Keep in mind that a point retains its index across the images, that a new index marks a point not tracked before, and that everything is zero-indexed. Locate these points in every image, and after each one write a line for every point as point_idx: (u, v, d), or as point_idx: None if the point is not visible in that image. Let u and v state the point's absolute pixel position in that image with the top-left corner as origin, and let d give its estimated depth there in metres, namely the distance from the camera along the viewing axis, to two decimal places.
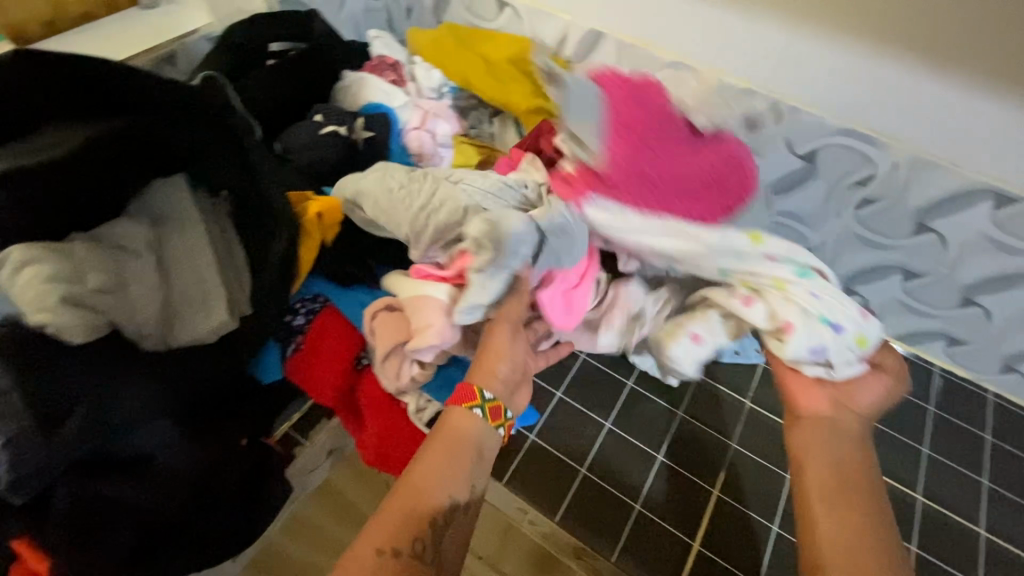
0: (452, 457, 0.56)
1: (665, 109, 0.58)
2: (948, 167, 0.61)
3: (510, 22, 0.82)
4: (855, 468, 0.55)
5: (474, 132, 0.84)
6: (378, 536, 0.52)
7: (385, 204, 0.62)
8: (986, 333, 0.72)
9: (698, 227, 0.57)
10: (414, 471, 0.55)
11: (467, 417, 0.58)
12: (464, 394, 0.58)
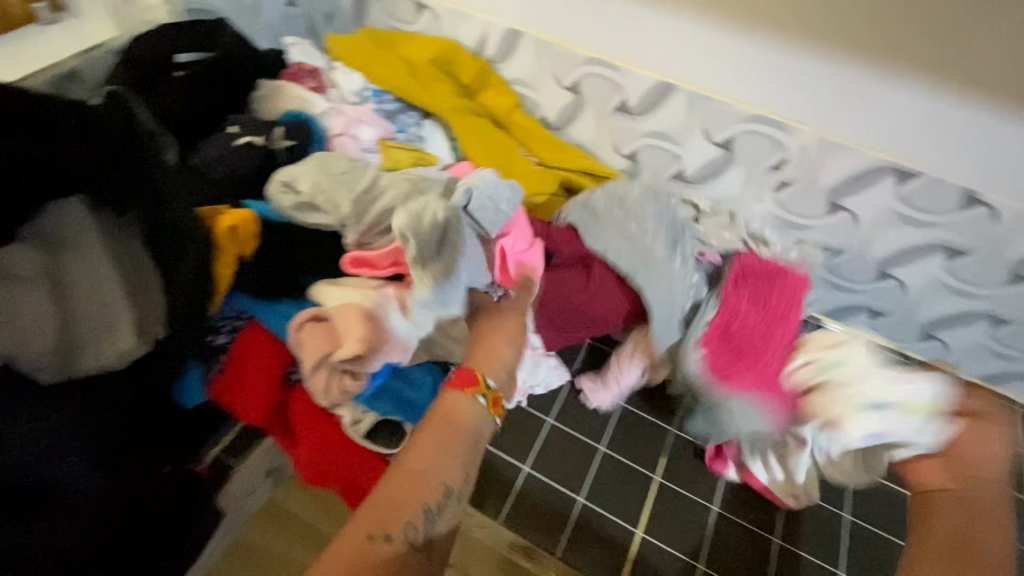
0: (445, 436, 0.60)
1: (766, 349, 0.68)
2: (851, 147, 0.68)
3: (429, 24, 0.84)
4: (973, 532, 0.60)
5: (401, 136, 0.83)
6: (372, 512, 0.54)
7: (329, 184, 0.66)
8: (902, 303, 0.79)
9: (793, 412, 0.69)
10: (416, 449, 0.59)
11: (462, 402, 0.63)
12: (465, 380, 0.64)
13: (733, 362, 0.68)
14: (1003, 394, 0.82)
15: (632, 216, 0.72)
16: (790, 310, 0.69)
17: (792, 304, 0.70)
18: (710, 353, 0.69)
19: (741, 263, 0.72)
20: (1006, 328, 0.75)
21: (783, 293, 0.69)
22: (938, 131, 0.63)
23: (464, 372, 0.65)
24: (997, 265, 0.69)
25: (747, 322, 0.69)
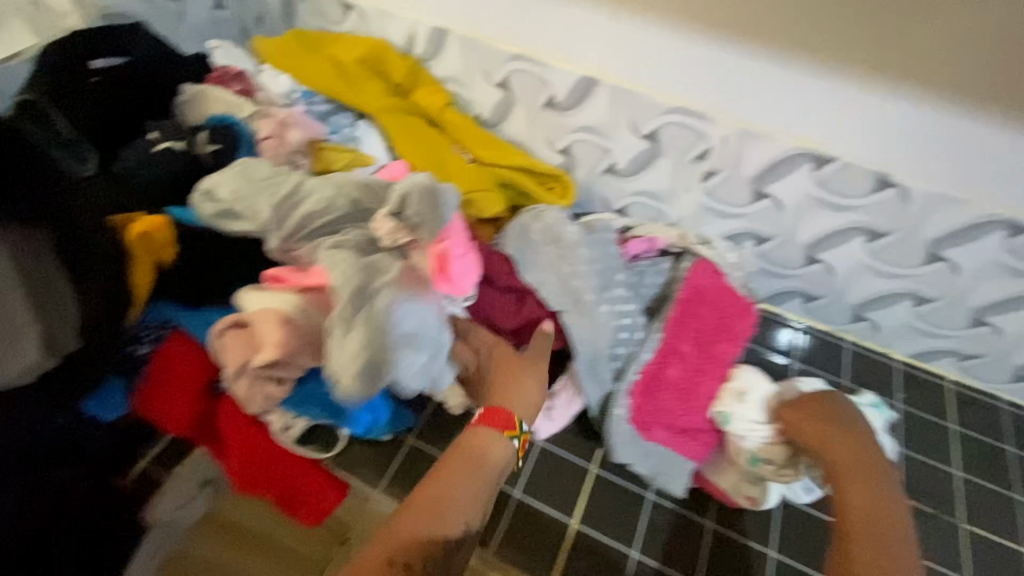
0: (468, 472, 0.55)
1: (699, 391, 0.67)
2: (768, 135, 0.69)
3: (358, 25, 0.84)
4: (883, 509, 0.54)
5: (337, 136, 0.84)
6: (390, 546, 0.48)
7: (246, 192, 0.65)
8: (832, 286, 0.80)
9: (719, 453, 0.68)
10: (438, 486, 0.53)
11: (491, 439, 0.58)
12: (497, 418, 0.60)
13: (664, 401, 0.68)
14: (933, 371, 0.84)
15: (564, 257, 0.71)
16: (730, 345, 0.70)
17: (731, 337, 0.71)
18: (639, 408, 0.68)
19: (695, 284, 0.73)
20: (928, 306, 0.77)
21: (723, 325, 0.71)
22: (847, 116, 0.65)
23: (493, 408, 0.61)
24: (914, 245, 0.71)
25: (685, 357, 0.69)
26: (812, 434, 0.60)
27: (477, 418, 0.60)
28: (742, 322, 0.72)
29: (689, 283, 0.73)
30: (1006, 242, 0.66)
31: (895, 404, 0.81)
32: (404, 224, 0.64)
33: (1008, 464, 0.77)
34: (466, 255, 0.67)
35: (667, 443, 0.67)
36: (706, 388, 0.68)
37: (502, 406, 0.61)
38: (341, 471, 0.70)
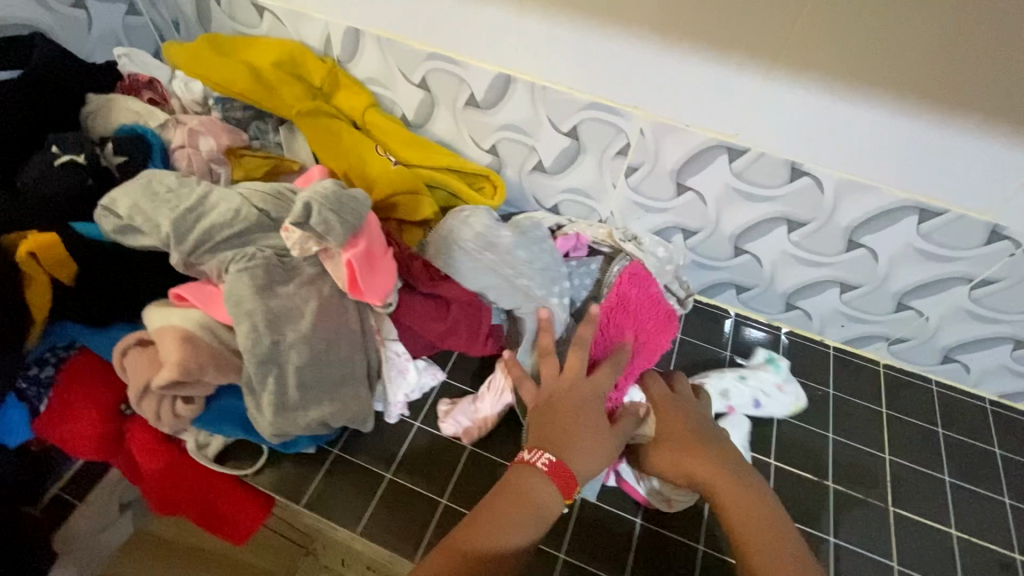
0: (527, 522, 0.53)
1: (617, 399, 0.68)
2: (682, 128, 0.69)
3: (273, 27, 0.82)
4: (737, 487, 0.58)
5: (258, 143, 0.84)
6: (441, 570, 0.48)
7: (144, 205, 0.62)
8: (761, 277, 0.81)
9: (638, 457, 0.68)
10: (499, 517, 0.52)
11: (553, 491, 0.55)
12: (565, 480, 0.55)
13: None
14: (866, 356, 0.85)
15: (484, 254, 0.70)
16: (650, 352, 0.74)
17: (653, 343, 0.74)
18: None
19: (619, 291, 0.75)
20: (854, 293, 0.77)
21: (648, 332, 0.74)
22: (756, 108, 0.65)
23: (564, 468, 0.56)
24: (833, 233, 0.71)
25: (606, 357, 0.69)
26: (667, 454, 0.62)
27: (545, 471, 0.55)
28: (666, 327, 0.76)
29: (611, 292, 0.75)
30: (918, 226, 0.66)
31: (827, 390, 0.82)
32: (312, 232, 0.62)
33: (936, 444, 0.78)
34: (383, 257, 0.66)
35: None
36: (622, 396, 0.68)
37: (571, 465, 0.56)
38: (269, 486, 0.66)
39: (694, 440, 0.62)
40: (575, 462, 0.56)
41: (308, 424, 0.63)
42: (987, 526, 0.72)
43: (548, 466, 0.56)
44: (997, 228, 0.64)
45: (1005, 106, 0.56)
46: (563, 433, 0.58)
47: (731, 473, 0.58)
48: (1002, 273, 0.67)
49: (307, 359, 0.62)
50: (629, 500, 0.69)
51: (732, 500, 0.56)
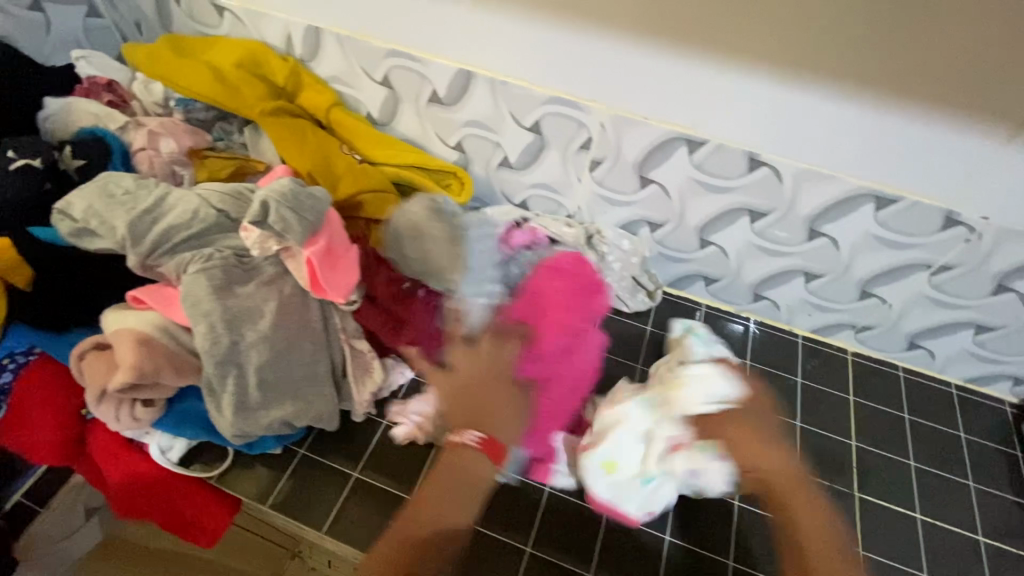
0: (465, 493, 0.55)
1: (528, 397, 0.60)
2: (641, 121, 0.69)
3: (234, 26, 0.82)
4: (803, 495, 0.55)
5: (222, 144, 0.84)
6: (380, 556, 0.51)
7: (100, 208, 0.62)
8: (728, 268, 0.81)
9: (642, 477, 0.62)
10: (425, 499, 0.55)
11: (483, 464, 0.56)
12: (495, 452, 0.56)
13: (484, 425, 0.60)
14: (835, 345, 0.86)
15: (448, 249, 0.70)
16: (568, 353, 0.63)
17: (574, 342, 0.64)
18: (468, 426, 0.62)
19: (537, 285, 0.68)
20: (818, 282, 0.78)
21: (553, 325, 0.63)
22: (713, 99, 0.65)
23: (495, 445, 0.56)
24: (795, 222, 0.71)
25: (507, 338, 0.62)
26: (746, 442, 0.57)
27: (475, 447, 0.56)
28: (590, 331, 0.67)
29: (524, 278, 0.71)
30: (875, 214, 0.67)
31: (796, 379, 0.82)
32: (270, 232, 0.62)
33: (902, 430, 0.79)
34: (345, 256, 0.65)
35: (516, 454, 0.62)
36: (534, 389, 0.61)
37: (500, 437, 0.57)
38: (236, 487, 0.66)
39: (772, 437, 0.58)
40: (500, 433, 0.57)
41: (270, 424, 0.63)
42: (951, 509, 0.73)
43: (479, 444, 0.56)
44: (952, 214, 0.64)
45: (950, 92, 0.57)
46: (485, 411, 0.57)
47: (801, 479, 0.56)
48: (961, 259, 0.68)
49: (267, 359, 0.62)
50: None
51: (801, 510, 0.54)
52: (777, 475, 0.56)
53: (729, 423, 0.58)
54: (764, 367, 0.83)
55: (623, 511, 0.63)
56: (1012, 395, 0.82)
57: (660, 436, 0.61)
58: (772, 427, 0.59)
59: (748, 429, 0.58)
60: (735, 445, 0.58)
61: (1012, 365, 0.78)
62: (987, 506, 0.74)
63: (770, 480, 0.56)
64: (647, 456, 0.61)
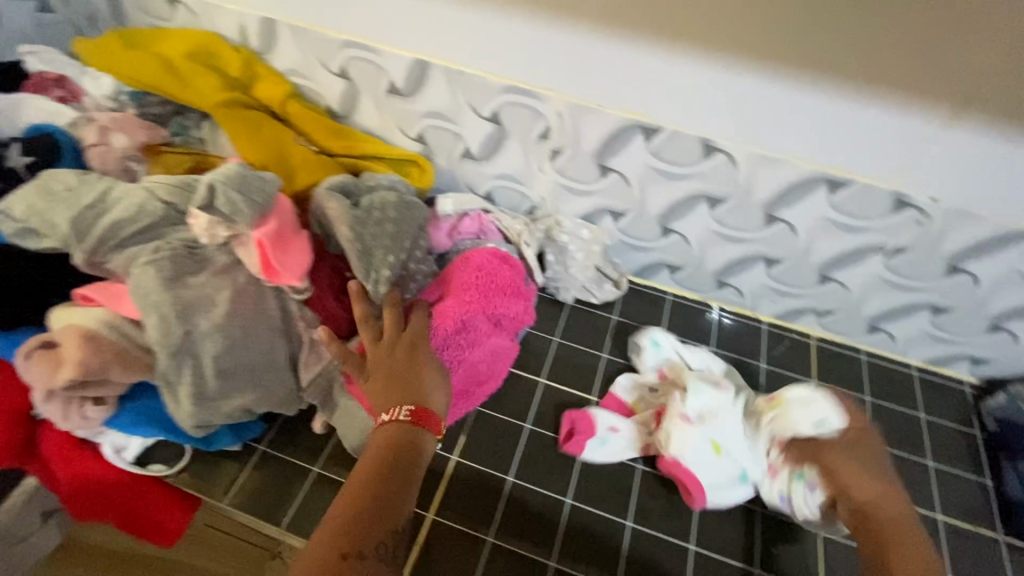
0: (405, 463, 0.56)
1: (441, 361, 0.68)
2: (597, 108, 0.69)
3: (188, 19, 0.81)
4: (899, 514, 0.56)
5: (179, 139, 0.82)
6: (333, 538, 0.50)
7: (42, 206, 0.61)
8: (690, 255, 0.82)
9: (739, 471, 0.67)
10: (368, 475, 0.55)
11: (419, 433, 0.58)
12: (430, 419, 0.59)
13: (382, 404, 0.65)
14: (798, 330, 0.87)
15: None
16: (470, 346, 0.69)
17: (478, 338, 0.70)
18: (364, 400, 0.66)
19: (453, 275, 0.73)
20: (779, 268, 0.78)
21: (463, 299, 0.71)
22: (665, 84, 0.65)
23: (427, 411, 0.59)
24: (752, 208, 0.72)
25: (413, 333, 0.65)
26: (854, 469, 0.59)
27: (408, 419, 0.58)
28: (491, 332, 0.73)
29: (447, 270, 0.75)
30: (829, 197, 0.67)
31: (759, 364, 0.83)
32: (218, 217, 0.64)
33: (863, 412, 0.80)
34: (296, 239, 0.67)
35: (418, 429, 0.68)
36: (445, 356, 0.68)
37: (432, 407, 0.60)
38: (194, 484, 0.66)
39: (879, 467, 0.60)
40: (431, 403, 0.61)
41: (231, 414, 0.62)
42: (910, 488, 0.74)
43: (411, 415, 0.59)
44: (902, 195, 0.65)
45: (893, 72, 0.58)
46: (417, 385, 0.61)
47: (894, 498, 0.58)
48: (912, 241, 0.68)
49: (222, 350, 0.61)
50: (560, 480, 0.69)
51: (899, 547, 0.53)
52: (885, 506, 0.57)
53: (829, 449, 0.61)
54: (728, 353, 0.84)
55: (720, 500, 0.67)
56: (971, 376, 0.83)
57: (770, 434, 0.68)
58: (861, 456, 0.61)
59: (860, 451, 0.61)
60: (848, 463, 0.60)
61: (970, 346, 0.79)
62: (946, 484, 0.75)
63: (872, 511, 0.57)
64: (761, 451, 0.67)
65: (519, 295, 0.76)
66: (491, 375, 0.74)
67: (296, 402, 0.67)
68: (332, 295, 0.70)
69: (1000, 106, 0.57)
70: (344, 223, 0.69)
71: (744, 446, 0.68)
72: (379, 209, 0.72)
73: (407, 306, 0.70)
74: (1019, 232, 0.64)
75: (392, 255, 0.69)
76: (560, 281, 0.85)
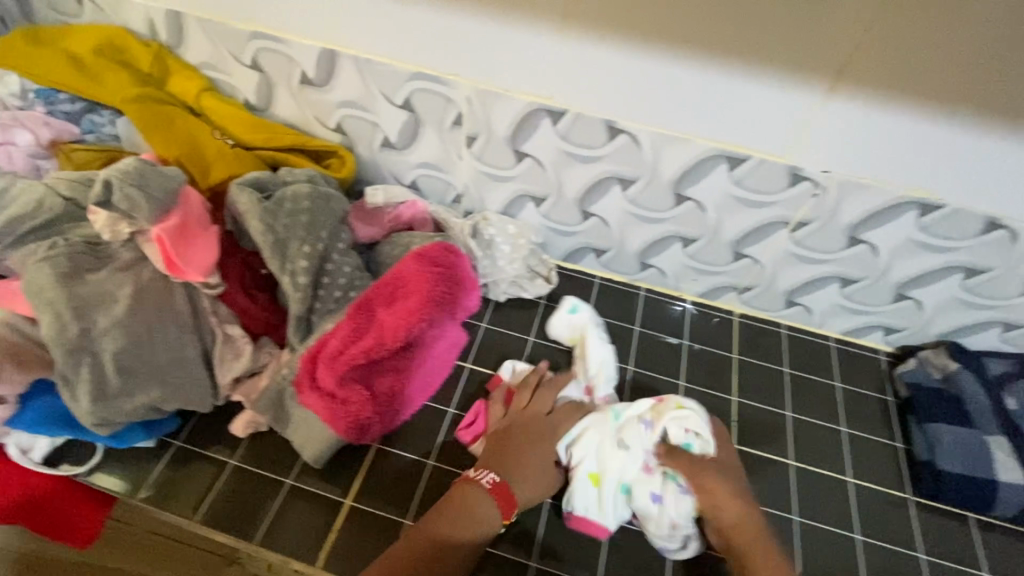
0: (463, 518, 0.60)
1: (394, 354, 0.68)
2: (502, 94, 0.70)
3: (96, 15, 0.80)
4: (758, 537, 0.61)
5: (91, 136, 0.81)
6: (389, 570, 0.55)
7: None
8: (612, 237, 0.83)
9: (620, 483, 0.65)
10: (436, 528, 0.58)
11: (492, 507, 0.61)
12: (506, 501, 0.62)
13: (336, 407, 0.64)
14: (723, 307, 0.89)
15: (318, 227, 0.69)
16: (428, 344, 0.71)
17: (438, 335, 0.72)
18: (319, 405, 0.65)
19: (400, 271, 0.71)
20: (695, 246, 0.80)
21: (415, 292, 0.69)
22: (563, 68, 0.67)
23: (507, 489, 0.62)
24: (661, 188, 0.74)
25: (370, 336, 0.67)
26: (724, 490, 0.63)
27: (487, 488, 0.62)
28: (456, 323, 0.76)
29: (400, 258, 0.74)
30: (729, 173, 0.70)
31: (682, 341, 0.85)
32: (118, 214, 0.64)
33: (783, 384, 0.82)
34: (201, 234, 0.66)
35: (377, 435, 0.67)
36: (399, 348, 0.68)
37: (517, 494, 0.63)
38: (105, 483, 0.65)
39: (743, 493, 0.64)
40: (516, 491, 0.63)
41: (135, 411, 0.61)
42: (825, 455, 0.77)
43: (491, 486, 0.62)
44: (796, 169, 0.67)
45: (773, 48, 0.59)
46: (521, 467, 0.64)
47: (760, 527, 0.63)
48: (814, 214, 0.71)
49: (123, 345, 0.61)
50: None
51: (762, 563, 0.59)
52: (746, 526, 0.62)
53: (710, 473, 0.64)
54: (653, 333, 0.85)
55: (599, 522, 0.64)
56: (886, 344, 0.86)
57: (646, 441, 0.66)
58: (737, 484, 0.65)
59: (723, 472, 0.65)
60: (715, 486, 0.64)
61: (880, 315, 0.82)
62: (860, 450, 0.78)
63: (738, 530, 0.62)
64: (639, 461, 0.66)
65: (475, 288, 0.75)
66: (443, 367, 0.74)
67: (211, 400, 0.66)
68: (245, 293, 0.69)
69: (874, 78, 0.59)
70: (254, 216, 0.67)
71: (626, 463, 0.65)
72: (291, 202, 0.70)
73: (355, 309, 0.68)
74: (907, 199, 0.67)
75: (308, 245, 0.68)
76: (492, 276, 0.84)
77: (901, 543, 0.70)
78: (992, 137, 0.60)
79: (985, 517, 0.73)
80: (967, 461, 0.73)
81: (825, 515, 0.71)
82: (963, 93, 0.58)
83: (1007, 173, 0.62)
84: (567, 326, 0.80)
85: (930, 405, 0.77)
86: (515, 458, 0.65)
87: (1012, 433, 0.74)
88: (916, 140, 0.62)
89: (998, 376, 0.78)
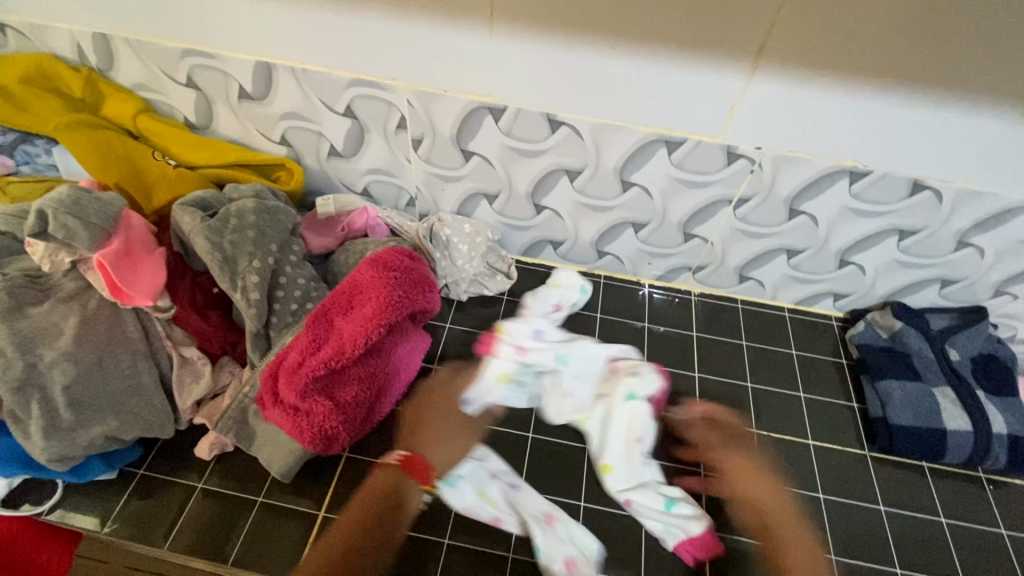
0: (388, 507, 0.60)
1: (358, 362, 0.67)
2: (442, 94, 0.72)
3: (20, 43, 0.78)
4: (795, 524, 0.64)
5: (26, 168, 0.79)
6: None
7: None
8: (566, 228, 0.84)
9: (583, 386, 0.75)
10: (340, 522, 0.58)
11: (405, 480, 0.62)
12: (419, 471, 0.63)
13: (302, 419, 0.64)
14: (679, 288, 0.91)
15: (269, 242, 0.69)
16: (393, 348, 0.71)
17: (395, 339, 0.71)
18: (284, 420, 0.64)
19: (355, 279, 0.70)
20: (646, 231, 0.82)
21: (371, 298, 0.68)
22: (498, 66, 0.68)
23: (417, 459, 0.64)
24: (607, 176, 0.76)
25: (329, 346, 0.66)
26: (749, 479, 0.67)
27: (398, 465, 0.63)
28: (416, 329, 0.76)
29: (353, 267, 0.74)
30: (669, 157, 0.72)
31: (643, 323, 0.86)
32: (54, 245, 0.62)
33: (742, 356, 0.85)
34: (146, 257, 0.65)
35: (348, 442, 0.67)
36: (361, 355, 0.67)
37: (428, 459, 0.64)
38: (69, 519, 0.64)
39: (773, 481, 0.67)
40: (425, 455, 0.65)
41: (92, 443, 0.60)
42: (786, 420, 0.79)
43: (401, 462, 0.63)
44: (731, 149, 0.70)
45: (696, 33, 0.61)
46: (427, 434, 0.67)
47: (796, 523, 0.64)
48: (753, 190, 0.74)
49: (73, 377, 0.60)
50: None
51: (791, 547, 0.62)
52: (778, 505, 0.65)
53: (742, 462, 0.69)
54: (615, 318, 0.86)
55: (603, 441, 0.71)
56: (836, 310, 0.90)
57: (583, 385, 0.75)
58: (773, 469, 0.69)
59: (744, 468, 0.68)
60: (734, 485, 0.67)
61: (829, 282, 0.85)
62: (819, 412, 0.80)
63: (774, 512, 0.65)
64: (631, 457, 0.69)
65: (435, 289, 0.76)
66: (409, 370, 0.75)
67: (172, 424, 0.65)
68: (196, 312, 0.68)
69: (794, 52, 0.61)
70: (198, 234, 0.66)
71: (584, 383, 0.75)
72: (236, 218, 0.69)
73: (314, 319, 0.68)
74: (838, 168, 0.70)
75: (257, 260, 0.67)
76: (451, 276, 0.84)
77: (861, 497, 0.73)
78: (908, 103, 0.63)
79: (936, 465, 0.76)
80: (916, 413, 0.75)
81: (790, 479, 0.74)
82: (878, 64, 0.60)
83: (927, 137, 0.65)
84: (568, 279, 0.85)
85: (880, 364, 0.80)
86: (426, 424, 0.68)
87: (957, 383, 0.77)
88: (839, 111, 0.65)
89: (941, 330, 0.82)
